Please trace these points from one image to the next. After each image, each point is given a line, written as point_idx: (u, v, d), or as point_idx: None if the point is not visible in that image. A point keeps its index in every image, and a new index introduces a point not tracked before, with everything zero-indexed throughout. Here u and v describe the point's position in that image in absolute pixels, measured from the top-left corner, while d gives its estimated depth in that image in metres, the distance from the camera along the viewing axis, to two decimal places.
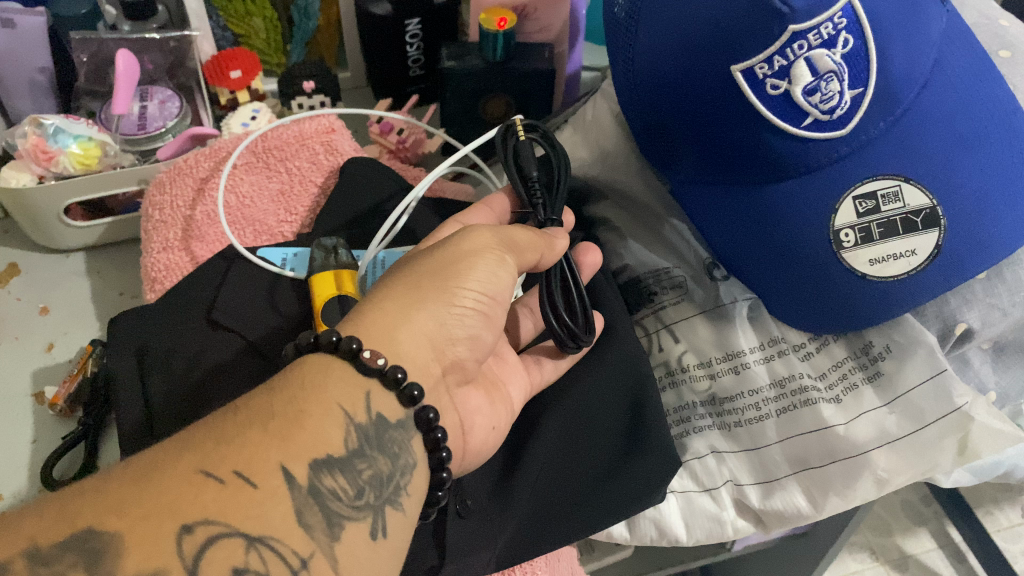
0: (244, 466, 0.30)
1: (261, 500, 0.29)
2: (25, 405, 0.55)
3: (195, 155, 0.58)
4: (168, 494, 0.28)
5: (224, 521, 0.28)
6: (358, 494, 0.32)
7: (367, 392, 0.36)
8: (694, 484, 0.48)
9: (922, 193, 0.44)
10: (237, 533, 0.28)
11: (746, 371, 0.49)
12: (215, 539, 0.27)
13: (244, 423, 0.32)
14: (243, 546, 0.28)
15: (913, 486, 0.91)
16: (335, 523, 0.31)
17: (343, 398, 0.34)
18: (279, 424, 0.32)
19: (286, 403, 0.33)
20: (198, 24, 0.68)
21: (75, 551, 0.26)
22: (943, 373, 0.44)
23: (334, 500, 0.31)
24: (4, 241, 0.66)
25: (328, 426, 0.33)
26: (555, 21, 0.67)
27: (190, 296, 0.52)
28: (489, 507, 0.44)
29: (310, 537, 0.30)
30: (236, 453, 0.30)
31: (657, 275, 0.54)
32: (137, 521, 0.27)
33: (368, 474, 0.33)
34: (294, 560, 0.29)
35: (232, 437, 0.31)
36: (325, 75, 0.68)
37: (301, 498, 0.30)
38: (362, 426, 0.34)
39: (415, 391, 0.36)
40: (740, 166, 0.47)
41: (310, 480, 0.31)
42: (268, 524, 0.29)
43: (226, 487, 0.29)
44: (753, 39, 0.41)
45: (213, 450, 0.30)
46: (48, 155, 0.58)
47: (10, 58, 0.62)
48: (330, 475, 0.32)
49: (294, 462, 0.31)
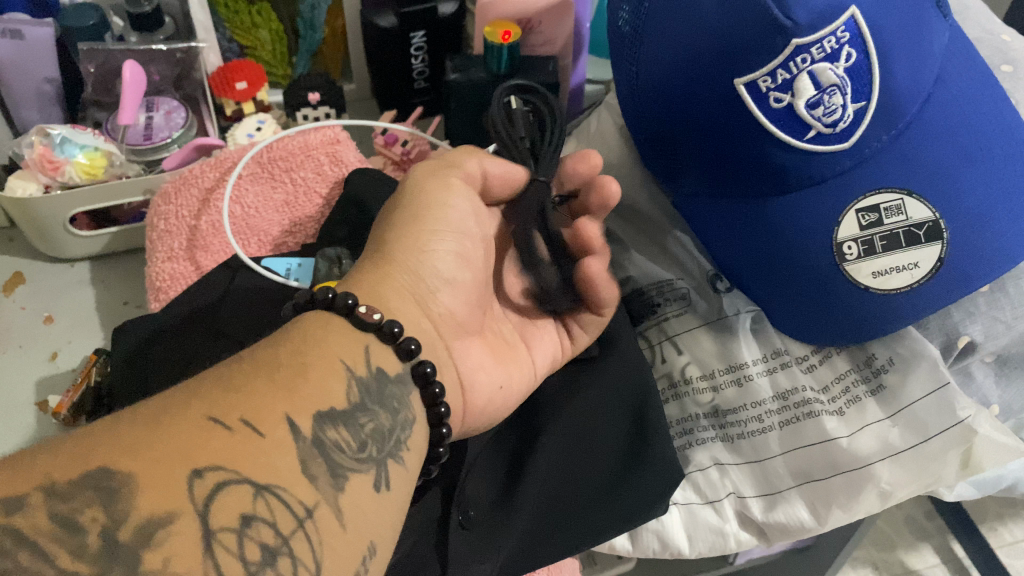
0: (251, 415, 0.30)
1: (269, 450, 0.29)
2: (29, 412, 0.56)
3: (200, 166, 0.58)
4: (179, 441, 0.27)
5: (233, 468, 0.28)
6: (360, 447, 0.33)
7: (367, 347, 0.36)
8: (697, 496, 0.48)
9: (924, 206, 0.44)
10: (245, 480, 0.28)
11: (749, 383, 0.49)
12: (224, 485, 0.27)
13: (255, 383, 0.31)
14: (251, 493, 0.28)
15: (917, 502, 0.90)
16: (338, 474, 0.31)
17: (345, 353, 0.35)
18: (285, 375, 0.32)
19: (291, 355, 0.33)
20: (205, 36, 0.68)
21: (91, 489, 0.25)
22: (946, 387, 0.44)
23: (337, 451, 0.32)
24: (9, 249, 0.66)
25: (332, 381, 0.33)
26: (559, 34, 0.68)
27: (195, 304, 0.52)
28: (491, 518, 0.44)
29: (314, 487, 0.30)
30: (247, 400, 0.30)
31: (659, 287, 0.54)
32: (150, 465, 0.26)
33: (370, 428, 0.34)
34: (299, 509, 0.29)
35: (241, 385, 0.31)
36: (330, 87, 0.69)
37: (306, 449, 0.31)
38: (363, 379, 0.35)
39: (413, 344, 0.38)
40: (744, 178, 0.47)
41: (314, 433, 0.31)
42: (274, 473, 0.29)
43: (234, 435, 0.29)
44: (756, 52, 0.42)
45: (221, 399, 0.30)
46: (55, 164, 0.59)
47: (17, 68, 0.62)
48: (334, 428, 0.32)
49: (299, 414, 0.31)
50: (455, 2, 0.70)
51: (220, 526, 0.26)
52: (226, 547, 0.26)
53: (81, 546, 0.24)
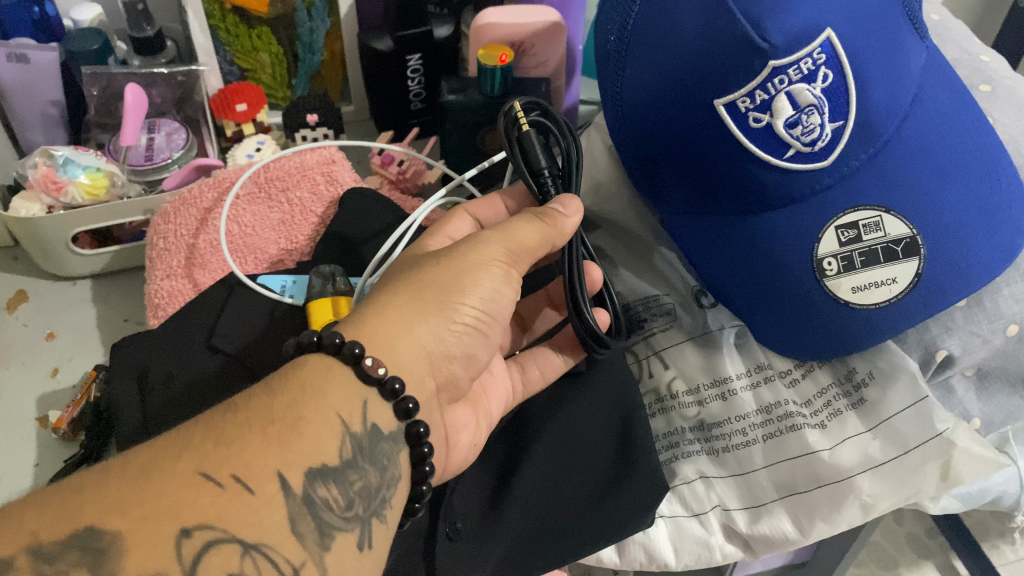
0: (242, 470, 0.31)
1: (258, 507, 0.30)
2: (29, 427, 0.57)
3: (200, 186, 0.60)
4: (166, 495, 0.29)
5: (222, 526, 0.29)
6: (348, 506, 0.33)
7: (365, 401, 0.37)
8: (683, 510, 0.48)
9: (902, 223, 0.45)
10: (234, 539, 0.29)
11: (733, 397, 0.50)
12: (212, 544, 0.28)
13: (245, 425, 0.32)
14: (239, 553, 0.29)
15: (919, 519, 0.88)
16: (326, 534, 0.32)
17: (341, 407, 0.35)
18: (278, 430, 0.32)
19: (286, 408, 0.34)
20: (206, 59, 0.70)
21: (77, 549, 0.27)
22: (925, 401, 0.45)
23: (326, 511, 0.32)
24: (13, 268, 0.67)
25: (325, 436, 0.34)
26: (552, 56, 0.69)
27: (193, 322, 0.53)
28: (477, 530, 0.45)
29: (302, 546, 0.31)
30: (237, 455, 0.31)
31: (646, 302, 0.55)
32: (138, 523, 0.27)
33: (358, 486, 0.34)
34: (286, 568, 0.30)
35: (231, 439, 0.31)
36: (327, 108, 0.70)
37: (295, 507, 0.31)
38: (357, 436, 0.35)
39: (410, 404, 0.38)
40: (726, 199, 0.48)
41: (304, 490, 0.32)
42: (262, 532, 0.30)
43: (225, 491, 0.30)
44: (734, 75, 0.43)
45: (213, 452, 0.31)
46: (58, 184, 0.60)
47: (25, 92, 0.64)
48: (325, 485, 0.33)
49: (290, 470, 0.32)
50: (449, 27, 0.72)
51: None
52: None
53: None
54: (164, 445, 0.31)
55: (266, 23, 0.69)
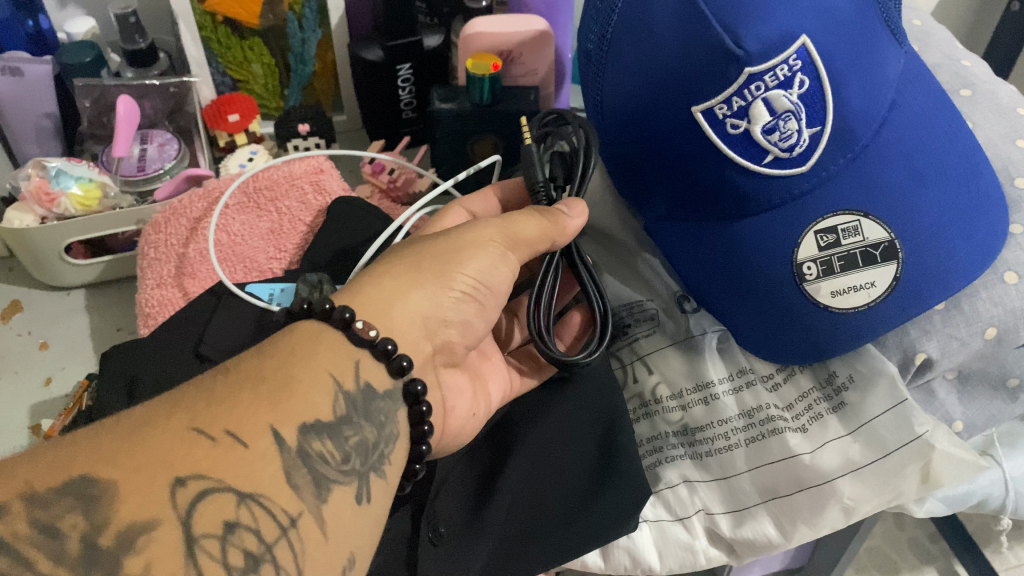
0: (235, 426, 0.31)
1: (252, 461, 0.31)
2: (22, 435, 0.57)
3: (189, 196, 0.61)
4: (158, 446, 0.29)
5: (215, 478, 0.30)
6: (344, 458, 0.34)
7: (356, 361, 0.37)
8: (667, 514, 0.48)
9: (880, 227, 0.45)
10: (229, 489, 0.30)
11: (715, 402, 0.50)
12: (205, 493, 0.29)
13: (236, 385, 0.33)
14: (234, 502, 0.29)
15: (921, 523, 0.87)
16: (323, 486, 0.33)
17: (332, 366, 0.36)
18: (269, 388, 0.33)
19: (277, 367, 0.35)
20: (198, 71, 0.70)
21: (71, 496, 0.27)
22: (904, 404, 0.46)
23: (322, 463, 0.33)
24: (8, 279, 0.68)
25: (318, 394, 0.35)
26: (541, 65, 0.69)
27: (180, 333, 0.54)
28: (460, 534, 0.45)
29: (298, 497, 0.31)
30: (228, 413, 0.31)
31: (630, 308, 0.56)
32: (131, 473, 0.28)
33: (354, 440, 0.35)
34: (283, 518, 0.31)
35: (223, 398, 0.32)
36: (319, 118, 0.71)
37: (290, 460, 0.32)
38: (351, 394, 0.36)
39: (404, 362, 0.38)
40: (705, 205, 0.49)
41: (299, 443, 0.33)
42: (258, 483, 0.31)
43: (217, 445, 0.30)
44: (711, 82, 0.43)
45: (203, 410, 0.31)
46: (51, 197, 0.61)
47: (18, 105, 0.65)
48: (319, 438, 0.33)
49: (283, 426, 0.32)
50: (439, 36, 0.73)
51: (203, 533, 0.28)
52: (210, 555, 0.28)
53: (61, 552, 0.26)
54: (156, 405, 0.31)
55: (258, 34, 0.70)
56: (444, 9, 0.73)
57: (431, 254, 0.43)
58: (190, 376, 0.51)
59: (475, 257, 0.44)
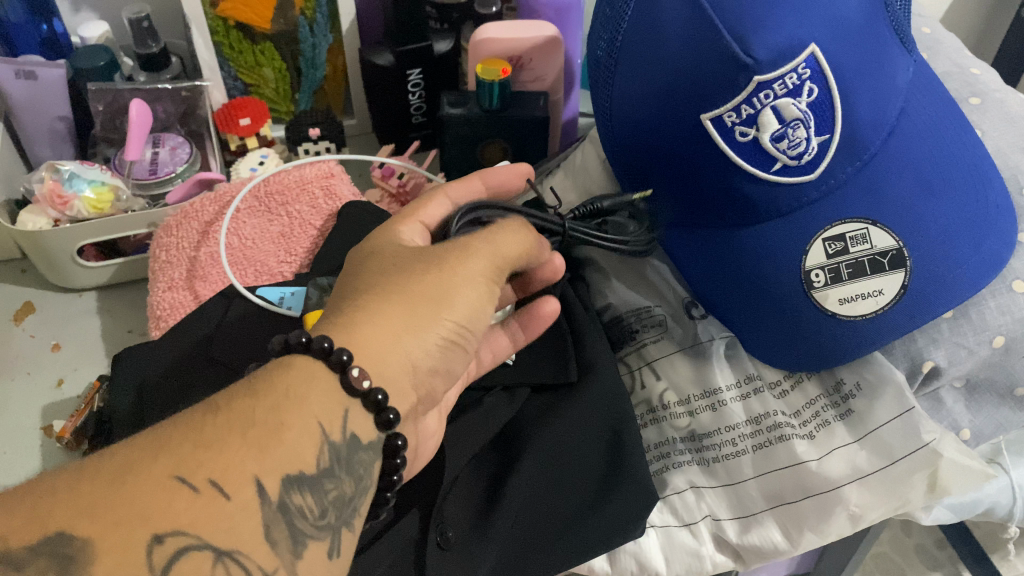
0: (218, 475, 0.30)
1: (232, 512, 0.30)
2: (34, 437, 0.58)
3: (201, 200, 0.61)
4: (139, 502, 0.28)
5: (194, 533, 0.29)
6: (321, 514, 0.33)
7: (346, 410, 0.36)
8: (674, 519, 0.48)
9: (888, 235, 0.45)
10: (206, 546, 0.29)
11: (723, 408, 0.50)
12: (183, 550, 0.28)
13: (223, 426, 0.32)
14: (210, 560, 0.28)
15: (928, 529, 0.87)
16: (299, 541, 0.32)
17: (322, 414, 0.35)
18: (258, 435, 0.32)
19: (269, 412, 0.33)
20: (209, 75, 0.71)
21: (46, 556, 0.26)
22: (910, 412, 0.46)
23: (300, 518, 0.32)
24: (20, 281, 0.68)
25: (304, 443, 0.33)
26: (549, 72, 0.70)
27: (190, 334, 0.54)
28: (469, 539, 0.45)
29: (275, 553, 0.31)
30: (216, 460, 0.30)
31: (638, 313, 0.56)
32: (109, 528, 0.27)
33: (334, 494, 0.34)
34: (260, 575, 0.30)
35: (211, 441, 0.31)
36: (331, 122, 0.72)
37: (269, 514, 0.31)
38: (336, 445, 0.35)
39: (391, 416, 0.37)
40: (714, 213, 0.49)
41: (280, 496, 0.31)
42: (236, 538, 0.30)
43: (200, 496, 0.29)
44: (720, 90, 0.44)
45: (191, 456, 0.30)
46: (64, 199, 0.61)
47: (33, 108, 0.65)
48: (300, 492, 0.32)
49: (267, 476, 0.31)
50: (449, 41, 0.73)
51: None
52: None
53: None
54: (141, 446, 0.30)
55: (269, 39, 0.70)
56: (453, 15, 0.72)
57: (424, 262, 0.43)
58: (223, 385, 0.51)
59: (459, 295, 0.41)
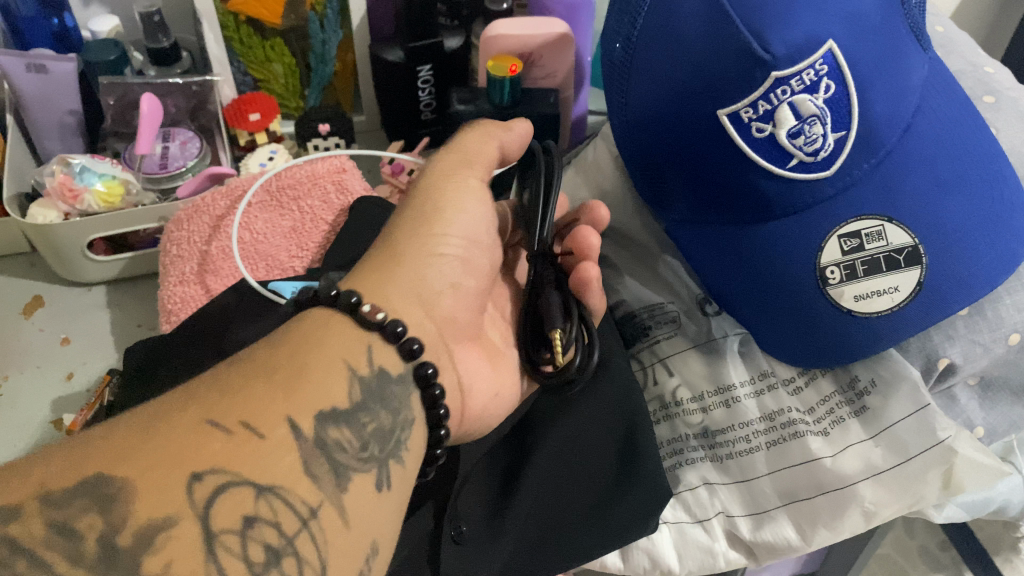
0: (251, 418, 0.31)
1: (268, 452, 0.30)
2: (44, 430, 0.58)
3: (212, 194, 0.61)
4: (173, 447, 0.28)
5: (233, 471, 0.29)
6: (363, 447, 0.34)
7: (368, 345, 0.38)
8: (687, 516, 0.48)
9: (904, 232, 0.45)
10: (247, 483, 0.29)
11: (736, 405, 0.50)
12: (224, 488, 0.28)
13: (246, 375, 0.33)
14: (253, 495, 0.29)
15: (930, 530, 0.87)
16: (341, 474, 0.32)
17: (346, 353, 0.36)
18: (283, 377, 0.33)
19: (290, 356, 0.34)
20: (220, 70, 0.71)
21: (84, 497, 0.25)
22: (926, 409, 0.46)
23: (339, 452, 0.33)
24: (30, 274, 0.68)
25: (332, 380, 0.35)
26: (560, 68, 0.70)
27: (201, 329, 0.54)
28: (483, 535, 0.45)
29: (317, 488, 0.31)
30: (241, 404, 0.31)
31: (651, 309, 0.56)
32: (146, 471, 0.27)
33: (371, 427, 0.35)
34: (302, 511, 0.30)
35: (237, 390, 0.32)
36: (339, 118, 0.71)
37: (308, 449, 0.31)
38: (365, 379, 0.36)
39: (415, 344, 0.39)
40: (732, 205, 0.49)
41: (316, 433, 0.32)
42: (275, 475, 0.30)
43: (233, 437, 0.30)
44: (737, 84, 0.44)
45: (218, 403, 0.31)
46: (74, 192, 0.61)
47: (43, 101, 0.65)
48: (336, 426, 0.33)
49: (300, 416, 0.32)
50: (459, 38, 0.73)
51: (222, 529, 0.27)
52: (228, 549, 0.27)
53: (78, 553, 0.24)
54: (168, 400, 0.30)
55: (280, 34, 0.70)
56: (463, 11, 0.74)
57: (447, 219, 0.46)
58: (213, 360, 0.52)
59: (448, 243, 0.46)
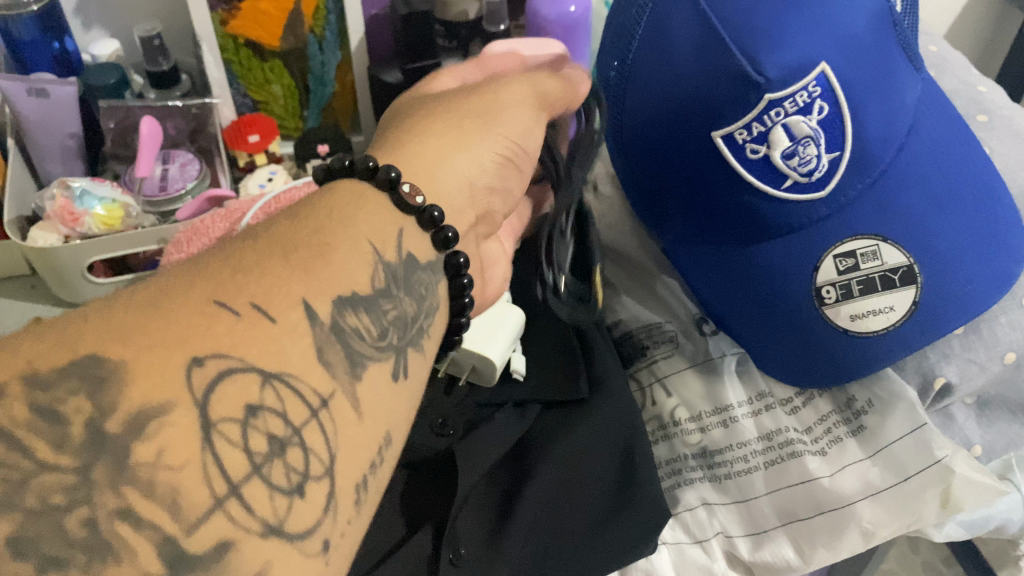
0: (261, 299, 0.27)
1: (278, 336, 0.26)
2: None
3: (210, 216, 0.61)
4: (177, 323, 0.25)
5: (236, 355, 0.25)
6: (381, 334, 0.30)
7: (401, 229, 0.34)
8: (687, 537, 0.48)
9: (898, 252, 0.46)
10: (251, 368, 0.25)
11: (734, 424, 0.50)
12: (226, 373, 0.25)
13: (262, 252, 0.29)
14: (258, 382, 0.25)
15: (934, 547, 0.87)
16: (357, 363, 0.29)
17: (372, 234, 0.32)
18: (302, 256, 0.29)
19: (310, 233, 0.30)
20: (219, 92, 0.71)
21: (74, 377, 0.22)
22: (923, 428, 0.46)
23: (356, 339, 0.29)
24: (31, 297, 0.69)
25: (354, 262, 0.30)
26: None
27: None
28: (483, 555, 0.45)
29: (331, 376, 0.27)
30: (256, 283, 0.27)
31: (648, 330, 0.56)
32: (144, 352, 0.23)
33: (392, 314, 0.32)
34: (314, 399, 0.26)
35: (252, 265, 0.28)
36: (337, 138, 0.72)
37: (322, 335, 0.28)
38: (390, 263, 0.32)
39: (450, 233, 0.36)
40: (726, 227, 0.49)
41: (333, 318, 0.28)
42: (281, 359, 0.26)
43: (240, 320, 0.26)
44: (732, 107, 0.44)
45: (228, 279, 0.27)
46: (74, 215, 0.61)
47: (45, 125, 0.66)
48: (354, 313, 0.30)
49: (315, 298, 0.28)
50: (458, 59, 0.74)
51: (221, 417, 0.24)
52: (228, 438, 0.24)
53: (63, 437, 0.21)
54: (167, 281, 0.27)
55: (279, 56, 0.71)
56: (462, 32, 0.73)
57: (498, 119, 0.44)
58: None
59: (514, 118, 0.43)
